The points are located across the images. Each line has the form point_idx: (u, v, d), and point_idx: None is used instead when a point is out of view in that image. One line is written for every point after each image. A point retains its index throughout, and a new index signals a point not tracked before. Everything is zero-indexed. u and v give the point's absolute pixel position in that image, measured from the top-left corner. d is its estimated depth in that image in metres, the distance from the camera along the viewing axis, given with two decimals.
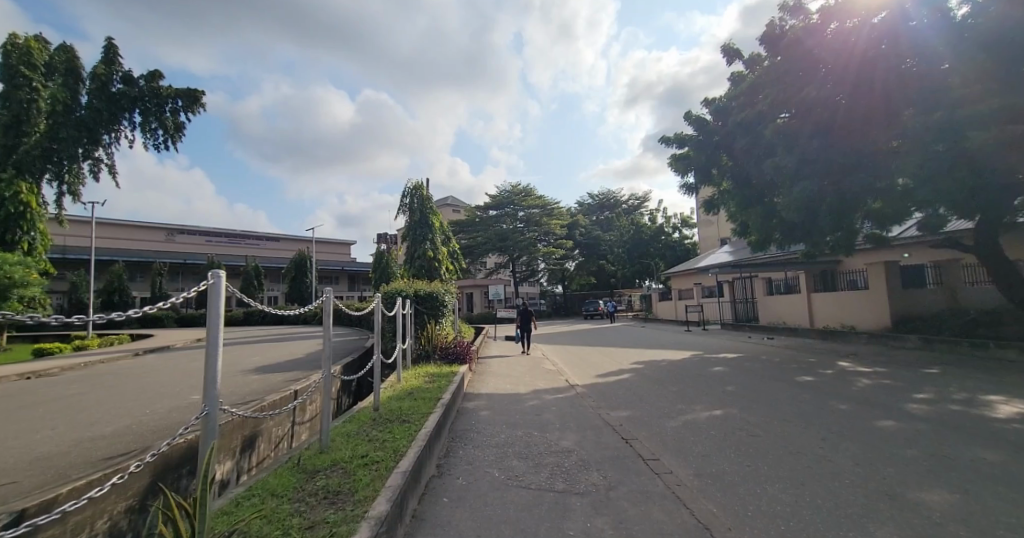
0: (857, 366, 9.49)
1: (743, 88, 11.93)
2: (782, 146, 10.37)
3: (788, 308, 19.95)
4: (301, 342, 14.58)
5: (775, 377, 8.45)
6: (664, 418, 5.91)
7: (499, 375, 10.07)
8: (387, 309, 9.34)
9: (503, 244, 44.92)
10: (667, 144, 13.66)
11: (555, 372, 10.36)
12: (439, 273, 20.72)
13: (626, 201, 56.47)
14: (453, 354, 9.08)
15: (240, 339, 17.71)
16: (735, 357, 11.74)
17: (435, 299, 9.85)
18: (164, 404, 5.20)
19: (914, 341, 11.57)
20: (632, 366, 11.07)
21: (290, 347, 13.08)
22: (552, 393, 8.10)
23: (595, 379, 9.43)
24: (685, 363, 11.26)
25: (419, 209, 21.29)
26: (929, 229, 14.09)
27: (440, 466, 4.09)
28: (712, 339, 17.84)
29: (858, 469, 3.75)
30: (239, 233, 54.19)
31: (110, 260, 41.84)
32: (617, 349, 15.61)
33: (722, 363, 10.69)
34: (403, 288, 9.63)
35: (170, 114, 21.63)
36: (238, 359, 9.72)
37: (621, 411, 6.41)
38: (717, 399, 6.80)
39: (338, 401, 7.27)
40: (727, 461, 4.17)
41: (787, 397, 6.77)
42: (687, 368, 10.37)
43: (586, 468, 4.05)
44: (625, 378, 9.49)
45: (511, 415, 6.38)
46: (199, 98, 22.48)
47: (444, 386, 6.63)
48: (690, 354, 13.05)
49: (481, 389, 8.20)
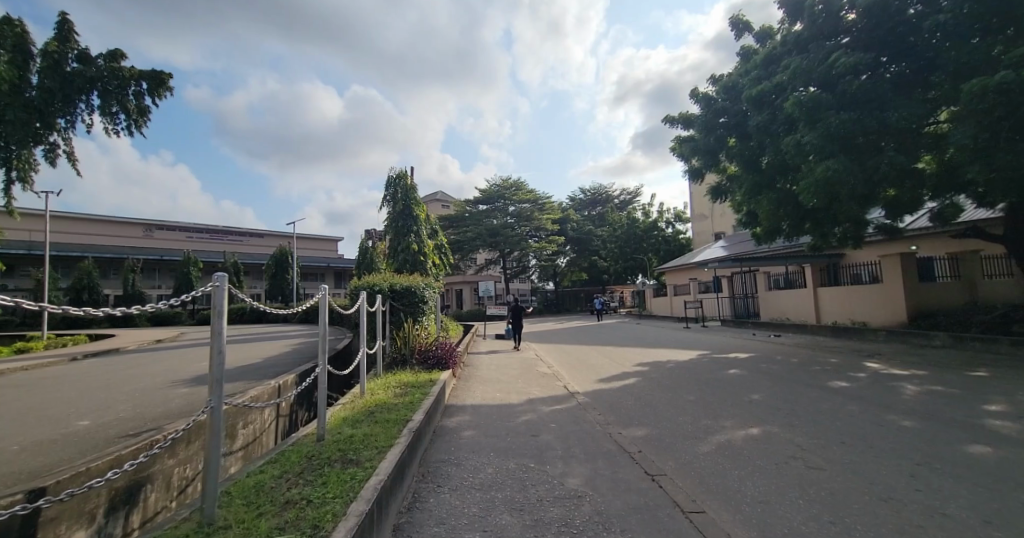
0: (890, 368, 8.49)
1: (757, 60, 10.83)
2: (802, 120, 8.73)
3: (792, 304, 19.08)
4: (270, 344, 13.22)
5: (804, 383, 7.38)
6: (691, 439, 4.76)
7: (489, 380, 8.87)
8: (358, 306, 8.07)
9: (494, 239, 43.75)
10: (671, 125, 12.56)
11: (551, 376, 9.22)
12: (425, 267, 19.51)
13: (617, 195, 55.72)
14: (434, 358, 7.80)
15: (207, 340, 16.25)
16: (749, 358, 10.67)
17: (414, 294, 8.59)
18: (39, 430, 3.89)
19: (942, 339, 10.62)
20: (636, 368, 9.96)
21: (255, 349, 11.73)
22: (549, 403, 6.96)
23: (597, 385, 8.29)
24: (694, 365, 10.19)
25: (404, 200, 19.93)
26: (948, 218, 13.25)
27: (397, 531, 2.84)
28: (715, 336, 16.84)
29: (995, 532, 2.62)
30: (219, 229, 52.18)
31: (80, 256, 39.65)
32: (616, 349, 14.53)
33: (737, 365, 9.61)
34: (377, 282, 8.34)
35: (133, 98, 20.04)
36: (185, 365, 8.36)
37: (636, 429, 5.26)
38: (748, 412, 5.67)
39: (293, 416, 6.03)
40: (798, 513, 3.00)
41: (831, 409, 5.67)
42: (697, 371, 9.29)
43: (606, 528, 2.87)
44: (631, 383, 8.36)
45: (501, 436, 5.17)
46: (165, 81, 20.80)
47: (419, 399, 5.38)
48: (697, 354, 11.99)
49: (467, 399, 6.99)
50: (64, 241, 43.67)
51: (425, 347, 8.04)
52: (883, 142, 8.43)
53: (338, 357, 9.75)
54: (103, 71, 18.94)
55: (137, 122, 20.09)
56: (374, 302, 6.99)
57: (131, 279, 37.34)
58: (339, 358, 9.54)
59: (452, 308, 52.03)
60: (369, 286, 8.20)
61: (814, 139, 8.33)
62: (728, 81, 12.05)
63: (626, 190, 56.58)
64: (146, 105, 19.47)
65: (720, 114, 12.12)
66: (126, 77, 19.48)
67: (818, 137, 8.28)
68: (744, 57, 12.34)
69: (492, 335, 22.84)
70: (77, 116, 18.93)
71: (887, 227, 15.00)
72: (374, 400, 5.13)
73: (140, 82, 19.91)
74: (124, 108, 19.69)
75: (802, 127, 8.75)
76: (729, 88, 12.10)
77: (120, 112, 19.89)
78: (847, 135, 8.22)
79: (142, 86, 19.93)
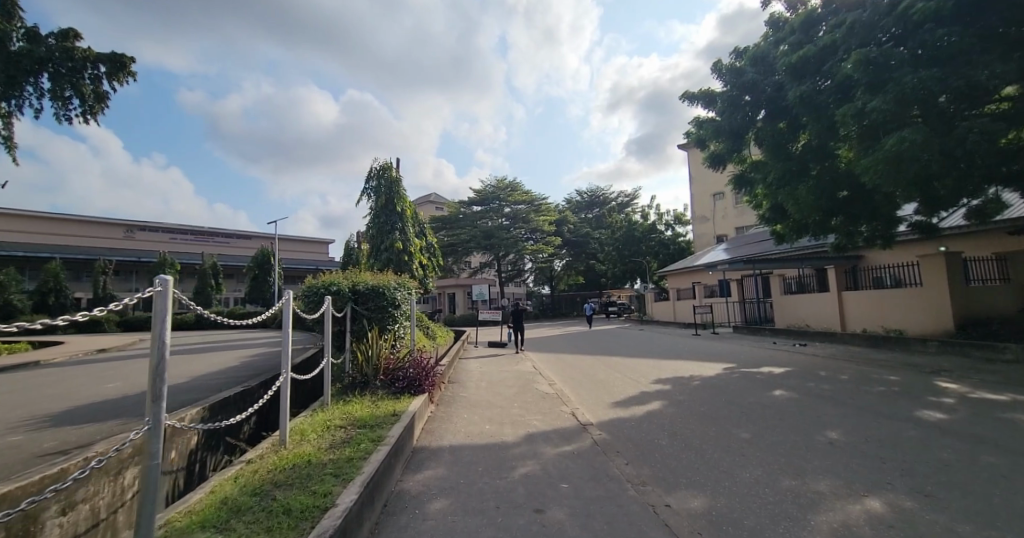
0: (974, 389, 6.86)
1: (795, 24, 9.30)
2: (866, 85, 7.25)
3: (811, 308, 17.51)
4: (226, 354, 11.47)
5: (885, 413, 5.69)
6: (786, 523, 3.03)
7: (478, 404, 7.11)
8: (311, 312, 6.31)
9: (488, 241, 41.93)
10: (691, 103, 10.95)
11: (553, 398, 7.50)
12: (410, 267, 17.87)
13: (615, 197, 54.33)
14: (409, 378, 6.06)
15: (162, 350, 14.35)
16: (786, 374, 8.99)
17: (382, 296, 6.80)
18: None
19: (1014, 352, 9.01)
20: (656, 387, 8.27)
21: (201, 361, 9.91)
22: (555, 442, 5.21)
23: (611, 411, 6.56)
24: (723, 382, 8.51)
25: (387, 194, 18.23)
26: (999, 213, 11.80)
27: None
28: (730, 345, 15.25)
29: None
30: (203, 230, 50.13)
31: (49, 257, 37.35)
32: (624, 359, 12.88)
33: (777, 384, 7.94)
34: (335, 281, 6.61)
35: (90, 81, 17.64)
36: (87, 387, 6.52)
37: (688, 497, 3.54)
38: (842, 467, 3.95)
39: (192, 468, 4.19)
40: None
41: (959, 460, 3.99)
42: (731, 390, 7.64)
43: None
44: (656, 410, 6.64)
45: (491, 506, 3.40)
46: (127, 66, 18.90)
47: (366, 447, 3.64)
48: (721, 367, 10.32)
49: (445, 438, 5.19)
50: (35, 241, 41.38)
51: (393, 364, 6.20)
52: (958, 112, 7.19)
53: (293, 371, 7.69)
54: (54, 51, 16.52)
55: (93, 107, 17.64)
56: (326, 302, 5.34)
57: (103, 281, 35.17)
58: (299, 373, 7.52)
59: (445, 312, 50.20)
60: (322, 284, 6.47)
61: (883, 105, 6.86)
62: (757, 50, 10.57)
63: (623, 193, 55.21)
64: (102, 88, 16.84)
65: (748, 89, 10.63)
66: (81, 58, 16.99)
67: (888, 101, 6.77)
68: (773, 27, 10.86)
69: (484, 342, 21.12)
70: (25, 101, 16.72)
71: (922, 225, 13.65)
72: (298, 456, 3.35)
73: (96, 63, 17.40)
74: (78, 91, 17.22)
75: (864, 92, 7.26)
76: (758, 60, 10.62)
77: (74, 97, 17.54)
78: (923, 101, 6.82)
79: (99, 69, 17.45)
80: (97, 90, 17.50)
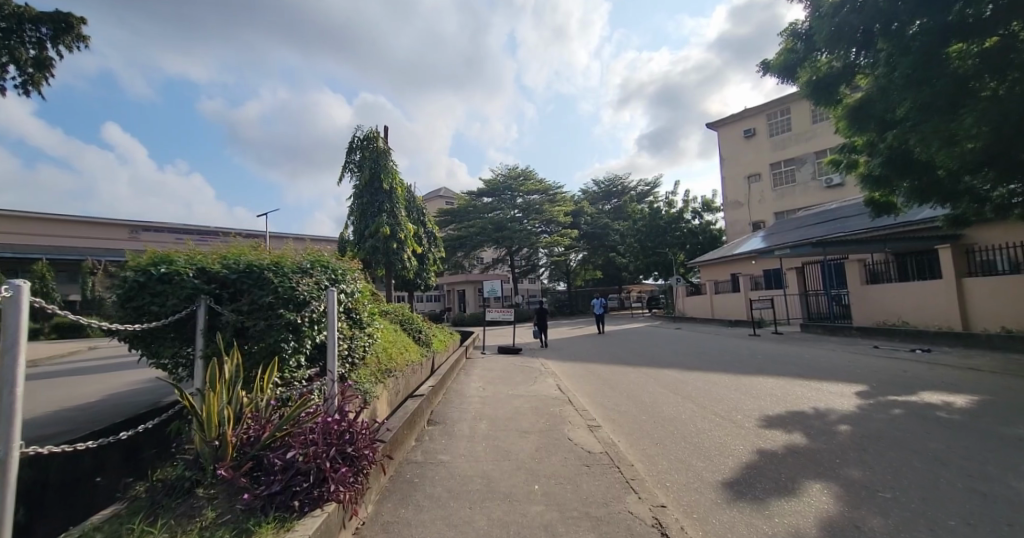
0: None
1: None
2: None
3: (911, 302, 13.63)
4: (133, 378, 8.26)
5: None
6: None
7: (461, 494, 3.68)
8: (123, 324, 3.15)
9: (500, 233, 38.43)
10: None
11: (606, 476, 4.00)
12: (398, 256, 14.92)
13: (635, 186, 50.53)
14: (290, 475, 2.58)
15: (83, 368, 11.24)
16: (987, 411, 5.34)
17: (267, 285, 3.40)
18: None
19: None
20: (780, 442, 4.70)
21: (67, 395, 6.66)
22: None
23: (745, 525, 3.03)
24: (896, 428, 4.91)
25: (371, 169, 14.85)
26: None
27: None
28: (814, 350, 11.56)
29: None
30: (208, 230, 48.14)
31: (37, 258, 35.33)
32: (680, 374, 9.37)
33: (1015, 440, 4.33)
34: (173, 259, 3.31)
35: (32, 49, 9.98)
36: None
37: None
38: None
39: None
40: None
41: None
42: (942, 455, 4.04)
43: None
44: (840, 516, 3.07)
45: None
46: (77, 28, 10.38)
47: None
48: (848, 391, 6.72)
49: None
50: (28, 243, 39.40)
51: (263, 430, 2.78)
52: None
53: (117, 419, 4.39)
54: None
55: (38, 83, 10.16)
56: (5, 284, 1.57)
57: (90, 284, 33.01)
58: (135, 415, 4.33)
59: (455, 311, 47.34)
60: (137, 260, 3.20)
61: None
62: None
63: (644, 181, 51.43)
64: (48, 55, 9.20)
65: None
66: (12, 15, 9.48)
67: None
68: None
69: (493, 347, 17.86)
70: None
71: None
72: None
73: (42, 23, 9.91)
74: (13, 63, 9.82)
75: None
76: None
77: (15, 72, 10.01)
78: None
79: (49, 31, 10.02)
80: (34, 53, 9.93)
